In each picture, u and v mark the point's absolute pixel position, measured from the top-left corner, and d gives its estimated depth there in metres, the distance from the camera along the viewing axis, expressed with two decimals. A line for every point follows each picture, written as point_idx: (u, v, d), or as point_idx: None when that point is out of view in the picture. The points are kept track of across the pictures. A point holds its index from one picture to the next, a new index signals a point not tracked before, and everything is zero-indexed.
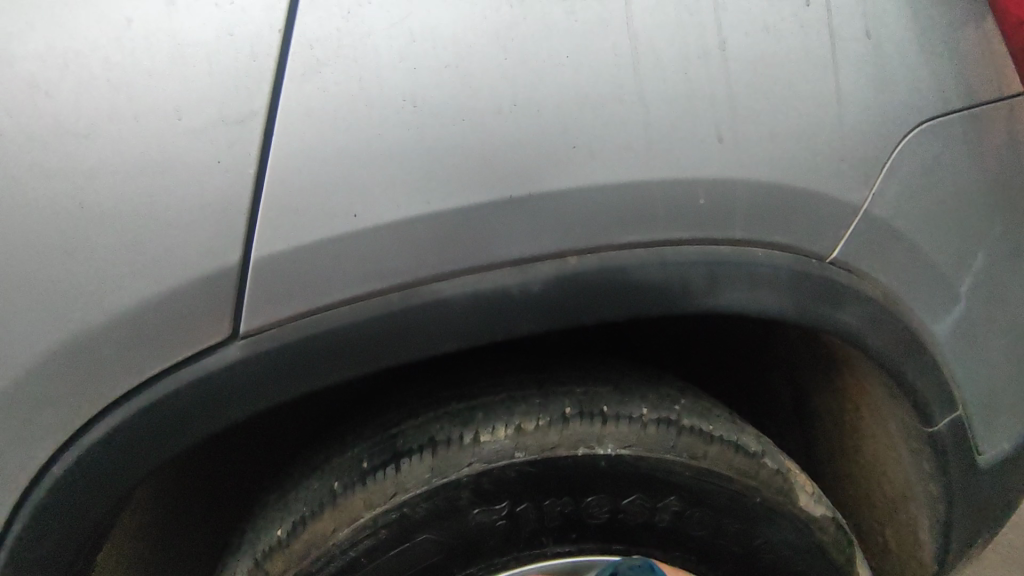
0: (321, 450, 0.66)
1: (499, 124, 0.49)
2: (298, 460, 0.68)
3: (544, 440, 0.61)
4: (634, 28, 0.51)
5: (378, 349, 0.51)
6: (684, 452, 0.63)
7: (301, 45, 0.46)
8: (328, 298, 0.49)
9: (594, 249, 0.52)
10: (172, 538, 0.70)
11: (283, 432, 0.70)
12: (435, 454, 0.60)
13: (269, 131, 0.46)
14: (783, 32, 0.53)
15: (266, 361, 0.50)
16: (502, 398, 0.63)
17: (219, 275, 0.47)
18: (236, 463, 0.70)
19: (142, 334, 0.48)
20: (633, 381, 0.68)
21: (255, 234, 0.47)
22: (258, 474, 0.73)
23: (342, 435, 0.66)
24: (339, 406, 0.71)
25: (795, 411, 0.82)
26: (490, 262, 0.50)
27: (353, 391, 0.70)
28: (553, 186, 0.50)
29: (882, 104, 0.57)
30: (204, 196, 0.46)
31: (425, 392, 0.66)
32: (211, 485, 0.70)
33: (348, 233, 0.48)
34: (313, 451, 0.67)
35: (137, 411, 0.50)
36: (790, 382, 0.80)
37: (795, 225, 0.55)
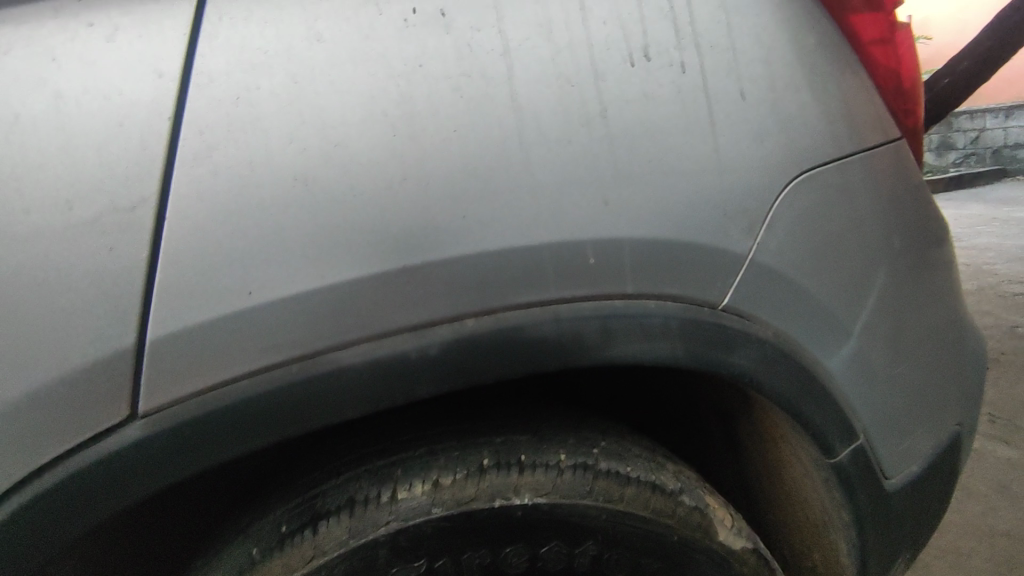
0: (246, 515, 0.67)
1: (391, 197, 0.51)
2: (224, 528, 0.69)
3: (460, 494, 0.62)
4: (517, 99, 0.54)
5: (280, 417, 0.52)
6: (599, 496, 0.65)
7: (191, 130, 0.49)
8: (228, 372, 0.50)
9: (489, 310, 0.54)
10: None
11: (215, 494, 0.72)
12: (352, 514, 0.61)
13: (161, 216, 0.48)
14: (661, 98, 0.57)
15: (166, 440, 0.50)
16: (422, 453, 0.65)
17: (115, 357, 0.48)
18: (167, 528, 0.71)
19: (39, 419, 0.49)
20: (554, 426, 0.70)
21: (150, 316, 0.48)
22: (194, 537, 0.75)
23: (266, 500, 0.67)
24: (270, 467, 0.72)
25: (725, 442, 0.83)
26: (389, 328, 0.52)
27: (284, 451, 0.72)
28: (447, 253, 0.52)
29: (763, 158, 0.61)
30: (97, 282, 0.48)
31: (348, 450, 0.67)
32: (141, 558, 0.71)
33: (244, 309, 0.49)
34: (242, 515, 0.68)
35: (35, 497, 0.50)
36: (721, 415, 0.81)
37: (683, 277, 0.58)
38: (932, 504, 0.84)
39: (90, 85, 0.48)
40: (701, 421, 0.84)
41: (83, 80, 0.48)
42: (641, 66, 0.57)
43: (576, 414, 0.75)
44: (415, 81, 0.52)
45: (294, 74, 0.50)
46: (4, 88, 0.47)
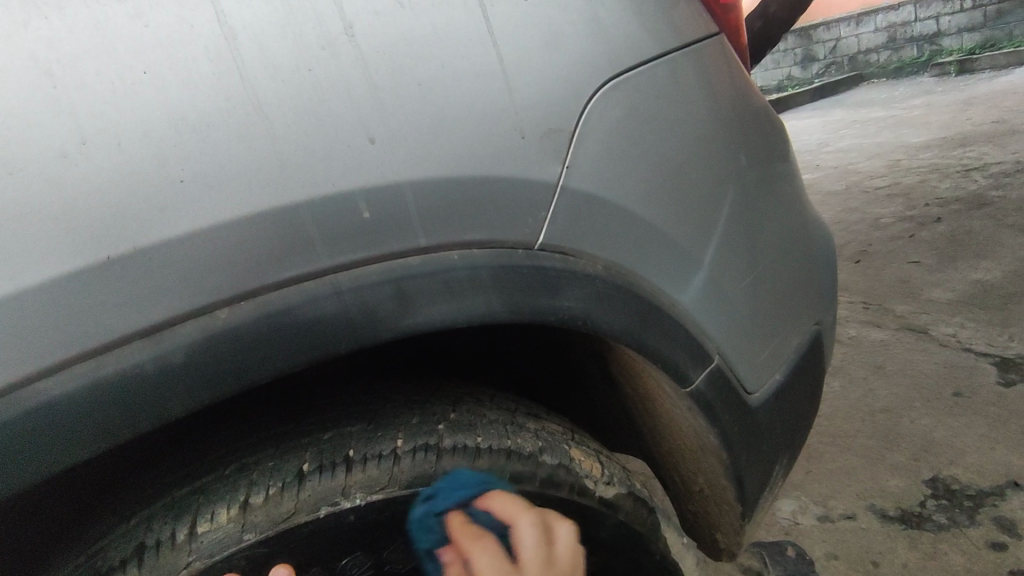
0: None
1: (68, 169, 0.39)
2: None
3: (276, 512, 0.52)
4: (226, 23, 0.42)
5: None
6: (447, 477, 0.57)
7: None
8: None
9: (245, 294, 0.43)
10: None
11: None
12: (144, 564, 0.51)
13: None
14: (422, 6, 0.47)
15: None
16: (229, 471, 0.55)
17: None
18: None
19: None
20: (392, 408, 0.62)
21: None
22: None
23: (58, 557, 0.56)
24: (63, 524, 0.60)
25: (605, 381, 0.76)
26: (106, 340, 0.41)
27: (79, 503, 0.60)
28: (166, 231, 0.41)
29: (559, 67, 0.52)
30: None
31: (144, 484, 0.56)
32: None
33: None
34: None
35: None
36: (590, 358, 0.74)
37: (487, 219, 0.50)
38: (801, 409, 0.84)
39: None
40: (572, 366, 0.77)
41: None
42: None
43: (424, 388, 0.66)
44: (71, 11, 0.39)
45: None
46: None
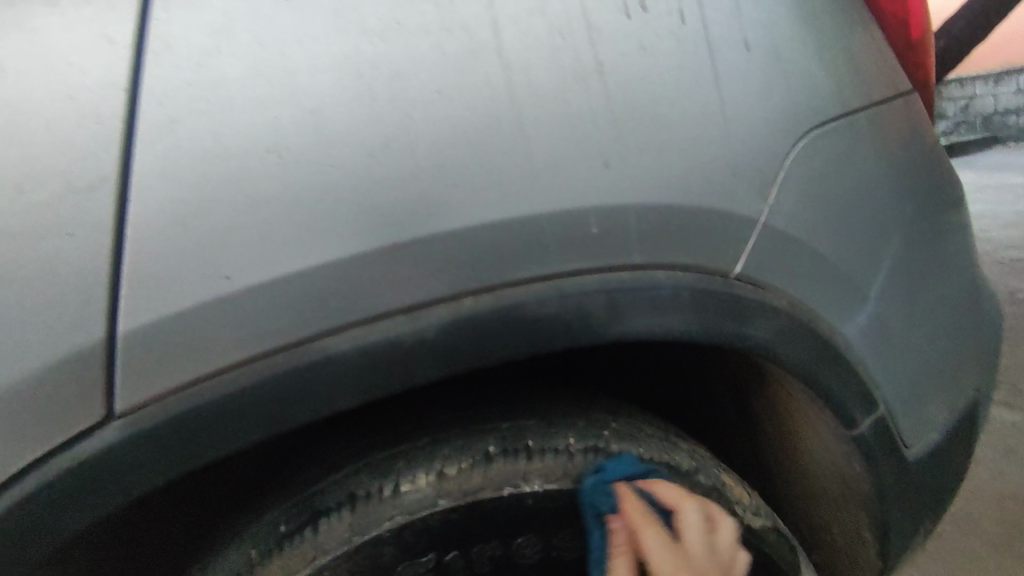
0: (241, 515, 0.64)
1: (375, 166, 0.46)
2: (219, 530, 0.66)
3: (467, 484, 0.59)
4: (505, 55, 0.49)
5: (264, 412, 0.48)
6: (614, 479, 0.62)
7: (149, 101, 0.44)
8: (206, 366, 0.46)
9: (487, 287, 0.50)
10: None
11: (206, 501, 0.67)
12: (354, 510, 0.58)
13: (122, 200, 0.44)
14: (660, 52, 0.53)
15: (145, 440, 0.46)
16: (424, 443, 0.62)
17: (84, 354, 0.44)
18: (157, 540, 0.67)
19: (8, 421, 0.45)
20: (561, 408, 0.67)
21: (119, 307, 0.44)
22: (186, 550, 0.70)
23: (265, 495, 0.64)
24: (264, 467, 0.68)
25: (739, 416, 0.77)
26: (378, 312, 0.48)
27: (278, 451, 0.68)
28: (440, 226, 0.48)
29: (770, 114, 0.57)
30: (60, 275, 0.44)
31: (342, 445, 0.64)
32: None
33: (219, 296, 0.45)
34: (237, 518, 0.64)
35: (6, 509, 0.46)
36: (732, 393, 0.77)
37: (693, 245, 0.55)
38: (951, 474, 0.82)
39: (33, 55, 0.43)
40: (704, 399, 0.79)
41: (24, 51, 0.43)
42: (638, 19, 0.53)
43: (580, 395, 0.71)
44: (392, 37, 0.47)
45: (257, 34, 0.45)
46: None
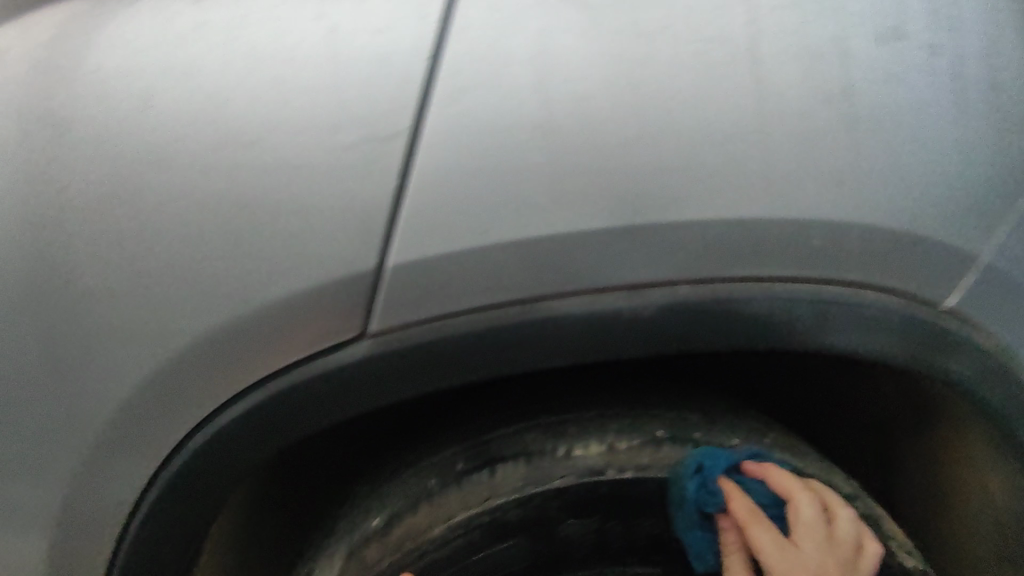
0: (408, 452, 0.69)
1: (627, 154, 0.51)
2: (382, 464, 0.70)
3: (636, 460, 0.64)
4: (761, 67, 0.52)
5: (491, 356, 0.54)
6: (772, 486, 0.66)
7: (448, 72, 0.51)
8: (452, 306, 0.52)
9: (705, 279, 0.54)
10: (261, 521, 0.72)
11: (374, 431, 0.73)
12: (529, 463, 0.64)
13: (412, 150, 0.50)
14: (911, 80, 0.54)
15: (390, 360, 0.54)
16: (595, 415, 0.66)
17: (357, 277, 0.51)
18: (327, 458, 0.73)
19: (285, 324, 0.52)
20: (721, 410, 0.70)
21: (392, 241, 0.51)
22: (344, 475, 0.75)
23: (433, 437, 0.69)
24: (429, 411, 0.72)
25: (875, 458, 0.76)
26: (604, 285, 0.53)
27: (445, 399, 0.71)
28: (675, 216, 0.52)
29: (1013, 154, 0.56)
30: (350, 206, 0.50)
31: (511, 403, 0.68)
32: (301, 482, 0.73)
33: (476, 247, 0.51)
34: (406, 451, 0.69)
35: (272, 395, 0.55)
36: (883, 437, 0.74)
37: (909, 271, 0.55)
38: None
39: (363, 24, 0.51)
40: (847, 435, 0.76)
41: (356, 19, 0.51)
42: (893, 45, 0.54)
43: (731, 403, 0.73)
44: (660, 42, 0.52)
45: (545, 26, 0.52)
46: (301, 25, 0.52)
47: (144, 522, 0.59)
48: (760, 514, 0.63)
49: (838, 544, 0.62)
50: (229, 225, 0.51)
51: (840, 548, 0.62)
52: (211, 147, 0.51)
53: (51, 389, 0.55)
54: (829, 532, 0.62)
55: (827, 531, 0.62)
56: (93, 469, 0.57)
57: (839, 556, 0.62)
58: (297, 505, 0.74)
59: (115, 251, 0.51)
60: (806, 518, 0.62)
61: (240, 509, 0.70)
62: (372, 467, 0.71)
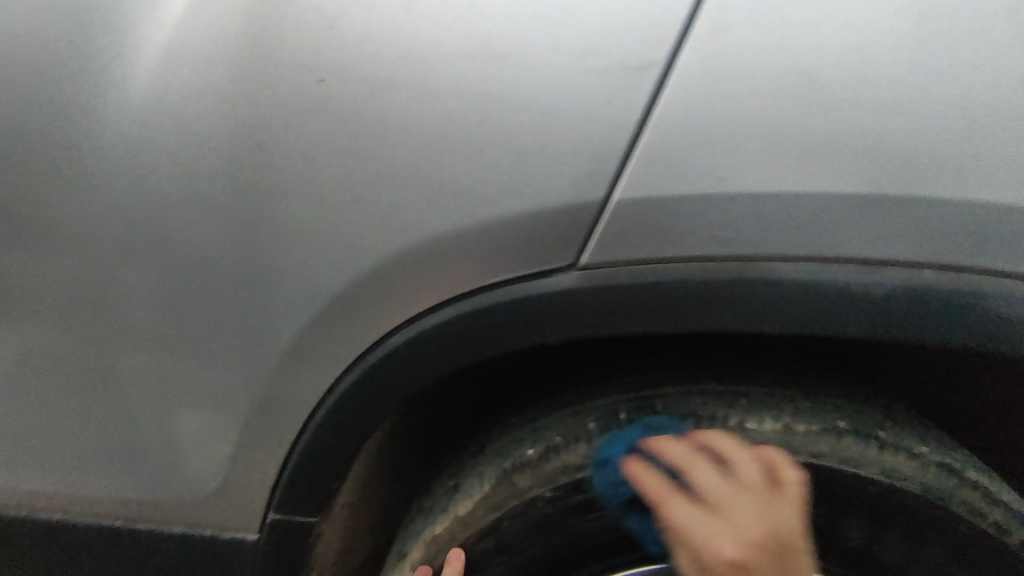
0: (562, 392, 0.69)
1: (895, 118, 0.47)
2: (532, 399, 0.71)
3: (813, 446, 0.60)
4: None
5: (699, 309, 0.53)
6: (961, 505, 0.60)
7: (715, 3, 0.48)
8: (670, 252, 0.52)
9: (949, 265, 0.51)
10: (406, 432, 0.74)
11: (522, 368, 0.71)
12: (698, 426, 0.63)
13: (661, 85, 0.49)
14: None
15: (597, 296, 0.54)
16: (771, 392, 0.63)
17: (582, 206, 0.51)
18: (474, 386, 0.73)
19: (501, 243, 0.54)
20: (906, 412, 0.64)
21: (623, 176, 0.50)
22: (483, 401, 0.76)
23: (589, 382, 0.68)
24: (580, 359, 0.69)
25: None
26: (838, 254, 0.50)
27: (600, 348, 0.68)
28: (932, 192, 0.48)
29: None
30: (589, 136, 0.50)
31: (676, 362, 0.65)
32: (445, 403, 0.73)
33: (710, 194, 0.49)
34: (559, 392, 0.69)
35: (473, 310, 0.57)
36: None
37: None
38: None
39: None
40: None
41: None
42: None
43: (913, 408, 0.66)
44: None
45: None
46: None
47: (331, 407, 0.64)
48: (724, 488, 0.57)
49: (775, 506, 0.55)
50: (465, 139, 0.52)
51: (776, 517, 0.55)
52: (458, 59, 0.51)
53: (275, 273, 0.59)
54: (767, 491, 0.56)
55: (738, 493, 0.56)
56: (299, 351, 0.62)
57: (748, 500, 0.56)
58: (436, 422, 0.76)
59: (355, 151, 0.54)
60: (748, 480, 0.57)
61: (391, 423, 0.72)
62: (519, 400, 0.73)
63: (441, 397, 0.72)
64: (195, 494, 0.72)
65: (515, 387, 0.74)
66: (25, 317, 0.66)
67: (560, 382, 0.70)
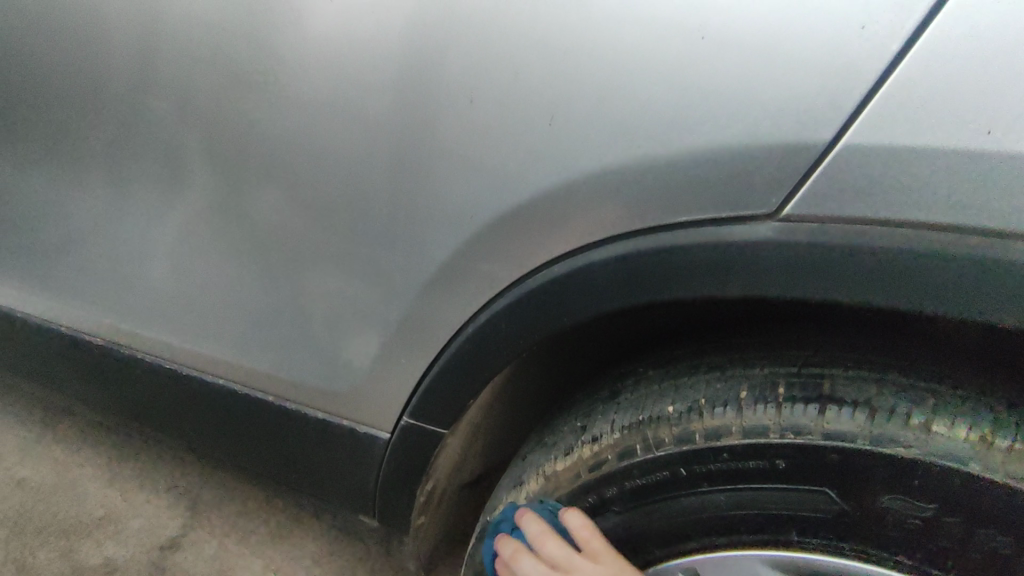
0: (713, 354, 0.64)
1: None
2: (676, 355, 0.68)
3: (1016, 467, 0.51)
4: None
5: (916, 285, 0.47)
6: None
7: None
8: (899, 214, 0.45)
9: None
10: (541, 366, 0.74)
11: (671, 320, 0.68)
12: (872, 417, 0.55)
13: (936, 11, 0.41)
14: None
15: (791, 252, 0.49)
16: (968, 396, 0.54)
17: (802, 146, 0.46)
18: (616, 330, 0.71)
19: (697, 179, 0.49)
20: None
21: (860, 117, 0.44)
22: (620, 349, 0.74)
23: (747, 348, 0.63)
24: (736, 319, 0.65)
25: None
26: None
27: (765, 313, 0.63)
28: None
29: None
30: (827, 66, 0.44)
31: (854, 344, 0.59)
32: (583, 343, 0.73)
33: (972, 149, 0.42)
34: (710, 352, 0.65)
35: (647, 248, 0.54)
36: None
37: None
38: None
39: None
40: None
41: None
42: None
43: None
44: None
45: None
46: None
47: (479, 325, 0.65)
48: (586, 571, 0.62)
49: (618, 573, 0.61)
50: (680, 56, 0.47)
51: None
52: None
53: (451, 184, 0.59)
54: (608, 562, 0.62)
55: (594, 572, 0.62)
56: (461, 265, 0.62)
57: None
58: (569, 360, 0.75)
59: (556, 62, 0.51)
60: (590, 563, 0.63)
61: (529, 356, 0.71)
62: (661, 353, 0.70)
63: (583, 336, 0.71)
64: (342, 387, 0.77)
65: (657, 339, 0.72)
66: (219, 196, 0.72)
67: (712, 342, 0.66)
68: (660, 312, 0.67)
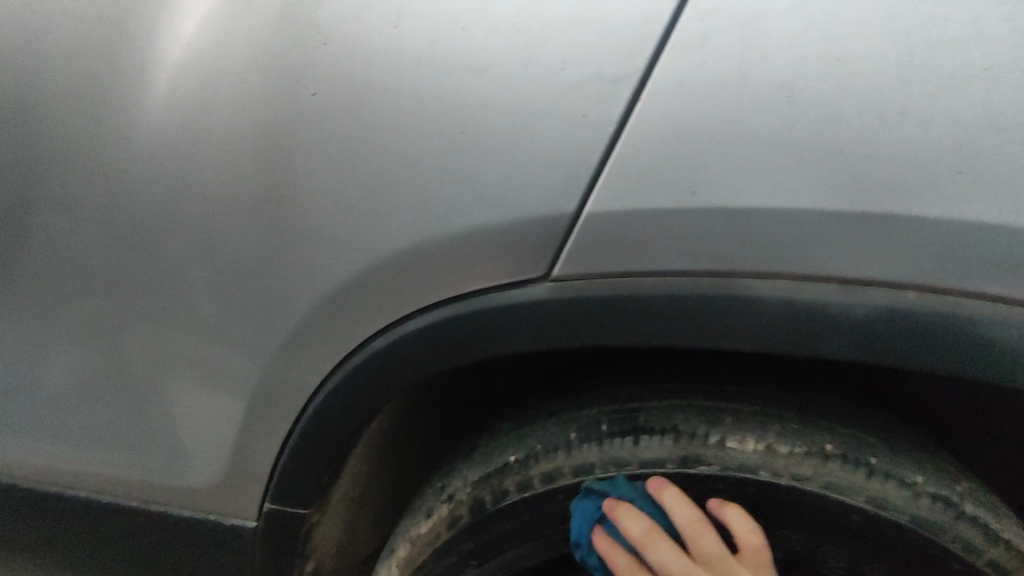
0: (550, 401, 0.69)
1: (880, 135, 0.46)
2: (521, 406, 0.72)
3: (796, 469, 0.58)
4: None
5: (671, 324, 0.53)
6: (951, 536, 0.57)
7: (693, 14, 0.47)
8: (642, 267, 0.52)
9: (940, 289, 0.48)
10: (405, 430, 0.77)
11: (516, 371, 0.74)
12: (677, 442, 0.60)
13: (636, 98, 0.49)
14: None
15: (566, 307, 0.54)
16: (757, 410, 0.61)
17: (554, 218, 0.52)
18: (467, 387, 0.75)
19: (477, 252, 0.55)
20: (905, 437, 0.62)
21: (596, 189, 0.50)
22: (480, 403, 0.78)
23: (579, 393, 0.68)
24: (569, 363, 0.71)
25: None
26: (815, 274, 0.49)
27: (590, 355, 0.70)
28: (920, 211, 0.46)
29: None
30: (561, 148, 0.51)
31: (663, 376, 0.64)
32: (440, 404, 0.76)
33: (684, 207, 0.49)
34: (548, 398, 0.70)
35: (450, 316, 0.58)
36: None
37: None
38: None
39: None
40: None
41: None
42: None
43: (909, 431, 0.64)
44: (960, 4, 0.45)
45: None
46: None
47: (321, 404, 0.67)
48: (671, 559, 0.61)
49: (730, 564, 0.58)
50: (445, 150, 0.53)
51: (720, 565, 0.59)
52: (444, 70, 0.52)
53: (270, 276, 0.62)
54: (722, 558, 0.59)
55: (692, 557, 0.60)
56: (294, 350, 0.65)
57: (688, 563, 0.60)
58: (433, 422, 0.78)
59: (344, 161, 0.56)
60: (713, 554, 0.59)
61: (385, 423, 0.74)
62: (512, 404, 0.74)
63: (435, 398, 0.74)
64: (203, 481, 0.77)
65: (510, 391, 0.76)
66: (48, 307, 0.71)
67: (552, 386, 0.72)
68: (503, 365, 0.73)
